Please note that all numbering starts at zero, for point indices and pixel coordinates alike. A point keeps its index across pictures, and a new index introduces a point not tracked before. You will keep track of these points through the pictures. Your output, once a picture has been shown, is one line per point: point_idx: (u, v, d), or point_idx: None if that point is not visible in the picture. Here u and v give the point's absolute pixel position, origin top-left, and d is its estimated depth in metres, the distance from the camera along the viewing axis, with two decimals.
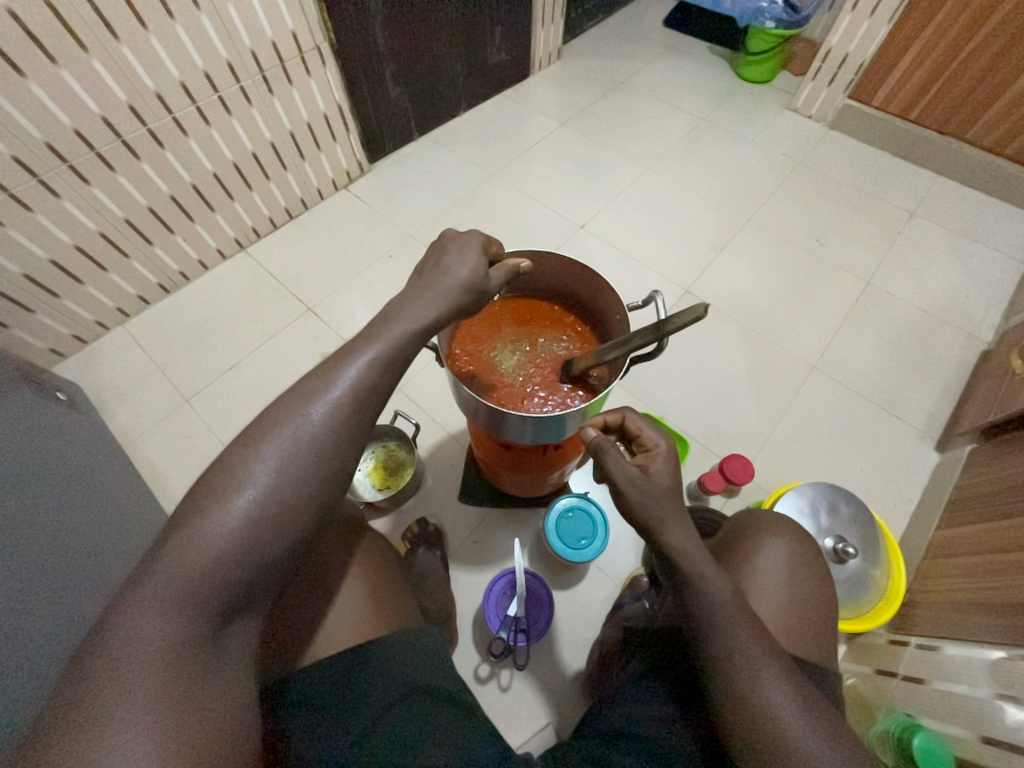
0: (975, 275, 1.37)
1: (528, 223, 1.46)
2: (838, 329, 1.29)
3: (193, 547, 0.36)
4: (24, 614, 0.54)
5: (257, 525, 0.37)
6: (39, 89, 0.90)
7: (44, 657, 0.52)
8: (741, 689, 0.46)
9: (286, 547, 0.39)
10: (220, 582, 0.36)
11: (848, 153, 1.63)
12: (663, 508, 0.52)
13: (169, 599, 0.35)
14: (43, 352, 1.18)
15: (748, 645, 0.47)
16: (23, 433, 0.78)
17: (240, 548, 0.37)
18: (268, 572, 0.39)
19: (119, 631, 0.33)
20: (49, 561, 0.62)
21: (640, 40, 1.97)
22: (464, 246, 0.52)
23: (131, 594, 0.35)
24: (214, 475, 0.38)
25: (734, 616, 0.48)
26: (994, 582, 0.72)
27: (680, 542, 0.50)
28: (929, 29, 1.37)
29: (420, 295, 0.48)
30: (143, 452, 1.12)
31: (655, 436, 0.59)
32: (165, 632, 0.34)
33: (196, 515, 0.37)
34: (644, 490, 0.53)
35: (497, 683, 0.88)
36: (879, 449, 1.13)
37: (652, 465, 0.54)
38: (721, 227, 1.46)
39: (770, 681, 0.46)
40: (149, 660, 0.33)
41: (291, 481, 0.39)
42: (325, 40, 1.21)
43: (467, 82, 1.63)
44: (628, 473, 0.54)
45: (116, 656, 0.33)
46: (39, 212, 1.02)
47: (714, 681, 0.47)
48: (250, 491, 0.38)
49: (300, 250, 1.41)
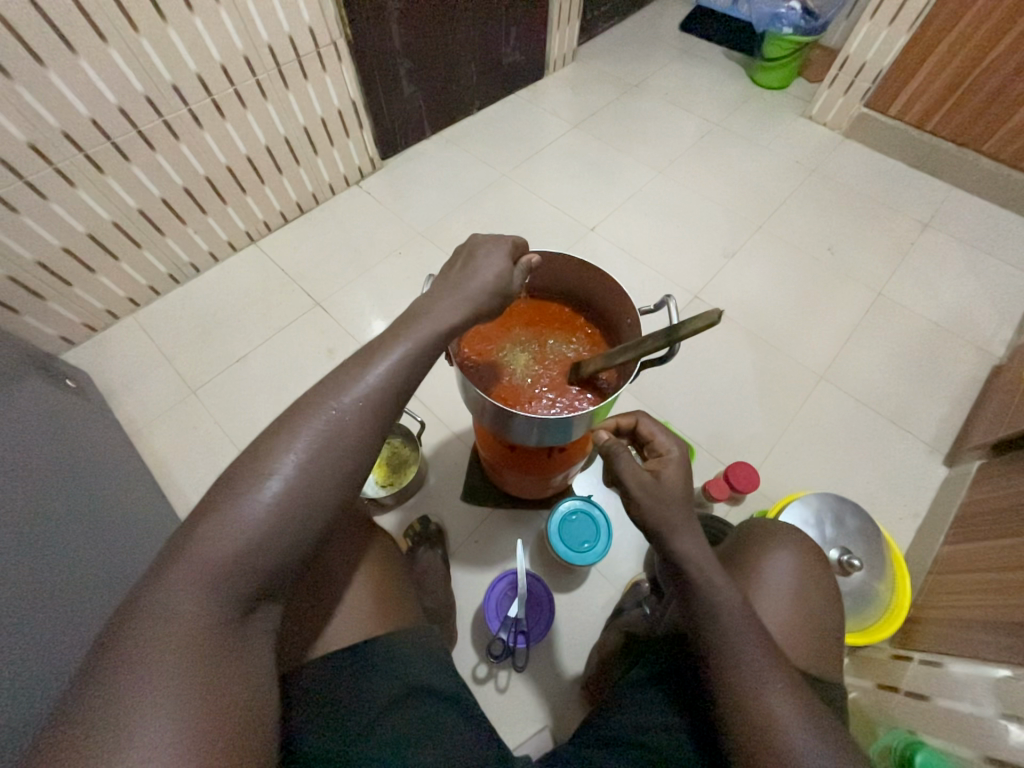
0: (988, 289, 1.36)
1: (538, 224, 1.46)
2: (848, 340, 1.28)
3: (223, 531, 0.36)
4: (40, 602, 0.54)
5: (283, 514, 0.37)
6: (57, 77, 0.90)
7: (61, 646, 0.53)
8: (748, 699, 0.45)
9: (310, 537, 0.39)
10: (249, 567, 0.36)
11: (863, 162, 1.61)
12: (675, 514, 0.52)
13: (197, 582, 0.35)
14: (53, 339, 1.19)
15: (757, 656, 0.47)
16: (32, 420, 0.78)
17: (268, 536, 0.37)
18: (292, 562, 0.39)
19: (148, 612, 0.34)
20: (62, 549, 0.62)
21: (655, 43, 1.96)
22: (487, 248, 0.52)
23: (164, 574, 0.35)
24: (240, 464, 0.39)
25: (744, 625, 0.48)
26: (1000, 600, 0.71)
27: (689, 549, 0.50)
28: (950, 38, 1.36)
29: (444, 296, 0.48)
30: (148, 441, 1.12)
31: (667, 442, 0.59)
32: (192, 616, 0.34)
33: (223, 502, 0.37)
34: (656, 495, 0.53)
35: (495, 684, 0.88)
36: (886, 461, 1.12)
37: (663, 471, 0.54)
38: (732, 234, 1.46)
39: (776, 692, 0.45)
40: (176, 642, 0.33)
41: (318, 473, 0.39)
42: (342, 37, 1.22)
43: (481, 81, 1.63)
44: (640, 477, 0.54)
45: (144, 637, 0.33)
46: (53, 201, 1.02)
47: (720, 691, 0.47)
48: (277, 481, 0.38)
49: (311, 245, 1.41)
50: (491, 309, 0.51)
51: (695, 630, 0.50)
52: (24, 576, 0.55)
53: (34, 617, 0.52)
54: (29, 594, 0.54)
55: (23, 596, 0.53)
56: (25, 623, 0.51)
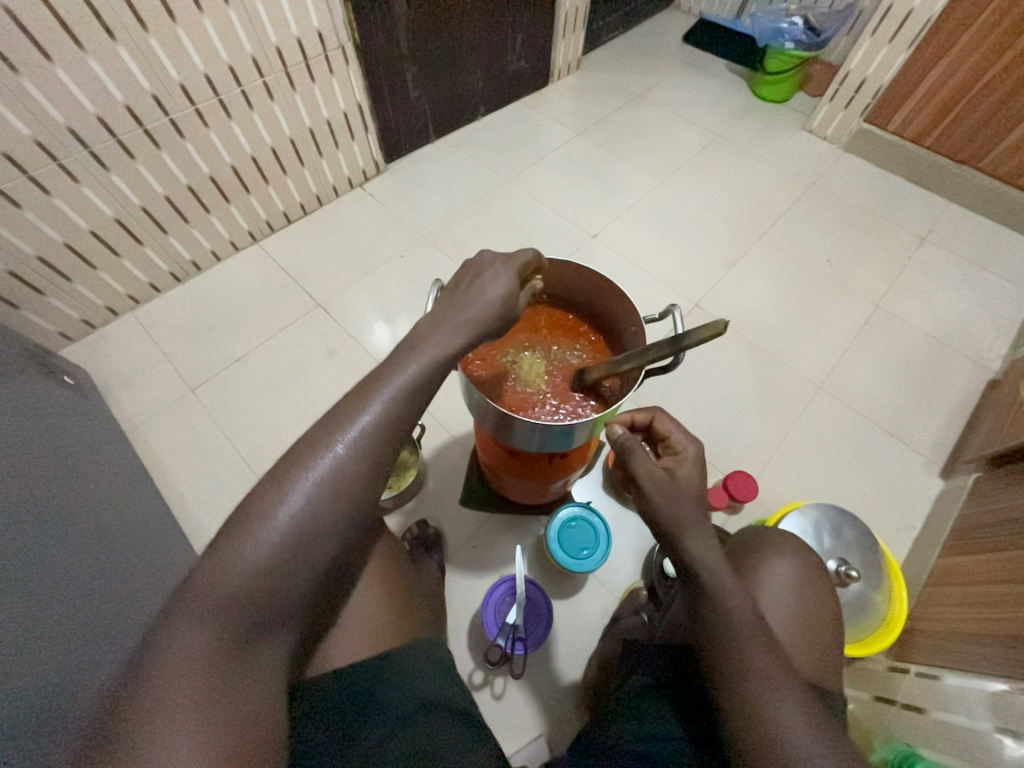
0: (985, 304, 1.37)
1: (541, 230, 1.47)
2: (846, 351, 1.29)
3: (238, 563, 0.36)
4: (68, 596, 0.56)
5: (300, 540, 0.38)
6: (63, 73, 0.90)
7: (86, 637, 0.55)
8: (754, 707, 0.45)
9: (323, 561, 0.39)
10: (265, 597, 0.37)
11: (862, 175, 1.64)
12: (686, 516, 0.52)
13: (215, 611, 0.35)
14: (51, 335, 1.18)
15: (763, 664, 0.47)
16: (30, 416, 0.77)
17: (284, 563, 0.37)
18: (307, 589, 0.39)
19: (166, 647, 0.34)
20: (68, 546, 0.63)
21: (659, 54, 1.98)
22: (496, 269, 0.52)
23: (180, 610, 0.35)
24: (254, 492, 0.39)
25: (752, 634, 0.48)
26: (994, 614, 0.71)
27: (699, 552, 0.51)
28: (950, 56, 1.38)
29: (455, 310, 0.48)
30: (146, 439, 1.12)
31: (683, 439, 0.60)
32: (210, 647, 0.34)
33: (239, 530, 0.37)
34: (669, 494, 0.54)
35: (489, 691, 0.87)
36: (883, 472, 1.13)
37: (679, 471, 0.56)
38: (733, 244, 1.47)
39: (784, 701, 0.45)
40: (196, 674, 0.33)
41: (332, 499, 0.39)
42: (350, 40, 1.22)
43: (486, 87, 1.64)
44: (653, 474, 0.55)
45: (165, 671, 0.33)
46: (57, 197, 1.02)
47: (728, 702, 0.47)
48: (291, 507, 0.38)
49: (314, 246, 1.41)
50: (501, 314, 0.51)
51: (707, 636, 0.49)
52: (19, 576, 0.52)
53: (34, 619, 0.51)
54: (28, 594, 0.52)
55: (21, 596, 0.51)
56: (27, 626, 0.49)
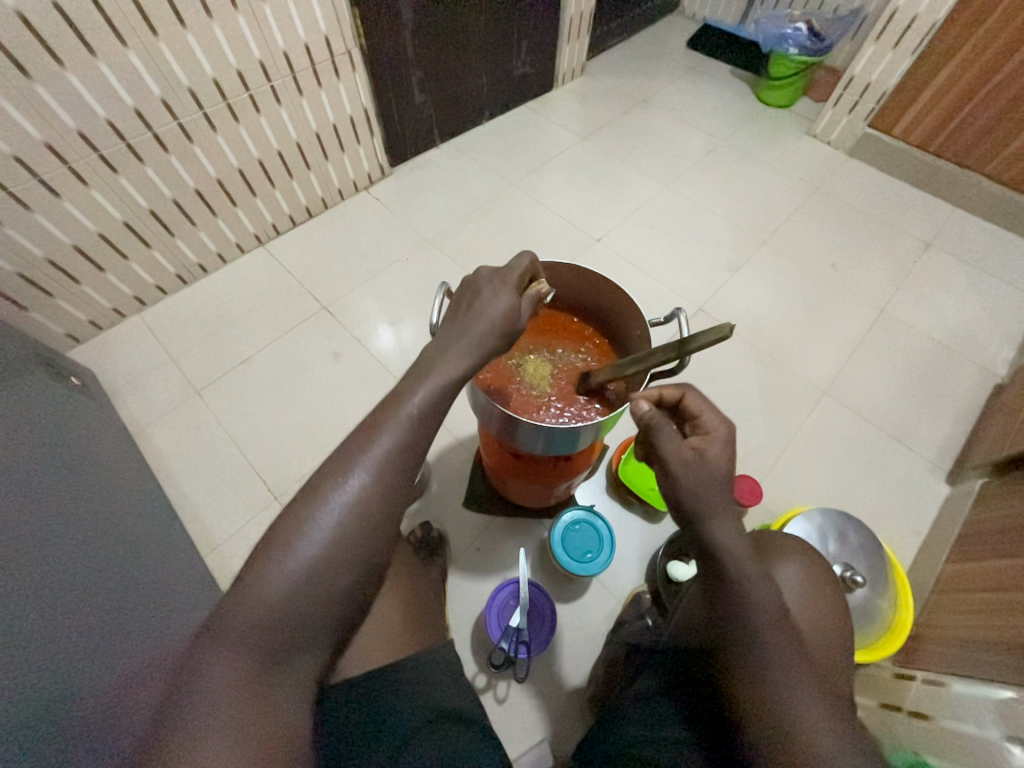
0: (990, 309, 1.37)
1: (545, 234, 1.48)
2: (850, 355, 1.29)
3: (266, 590, 0.38)
4: (73, 597, 0.56)
5: (324, 570, 0.39)
6: (75, 78, 0.91)
7: (86, 640, 0.54)
8: (769, 697, 0.44)
9: (345, 591, 0.40)
10: (291, 622, 0.38)
11: (866, 180, 1.64)
12: (713, 498, 0.49)
13: (243, 639, 0.37)
14: (59, 336, 1.19)
15: (779, 652, 0.46)
16: (38, 417, 0.78)
17: (308, 593, 0.39)
18: (331, 618, 0.40)
19: (202, 672, 0.36)
20: (76, 546, 0.63)
21: (663, 59, 1.99)
22: (494, 285, 0.51)
23: (213, 636, 0.37)
24: (281, 517, 0.40)
25: (772, 623, 0.47)
26: (1001, 621, 0.71)
27: (725, 536, 0.48)
28: (953, 62, 1.39)
29: (464, 327, 0.49)
30: (151, 440, 1.12)
31: (714, 419, 0.54)
32: (239, 674, 0.36)
33: (266, 558, 0.39)
34: (696, 476, 0.50)
35: (492, 696, 0.87)
36: (888, 477, 1.13)
37: (710, 453, 0.51)
38: (736, 248, 1.47)
39: (802, 692, 0.44)
40: (229, 698, 0.35)
41: (354, 526, 0.40)
42: (356, 46, 1.24)
43: (491, 91, 1.65)
44: (681, 455, 0.51)
45: (201, 696, 0.35)
46: (66, 199, 1.03)
47: (743, 689, 0.46)
48: (317, 535, 0.39)
49: (319, 249, 1.42)
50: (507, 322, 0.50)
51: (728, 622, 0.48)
52: (23, 574, 0.52)
53: (39, 617, 0.50)
54: (33, 591, 0.52)
55: (26, 594, 0.50)
56: (32, 624, 0.49)
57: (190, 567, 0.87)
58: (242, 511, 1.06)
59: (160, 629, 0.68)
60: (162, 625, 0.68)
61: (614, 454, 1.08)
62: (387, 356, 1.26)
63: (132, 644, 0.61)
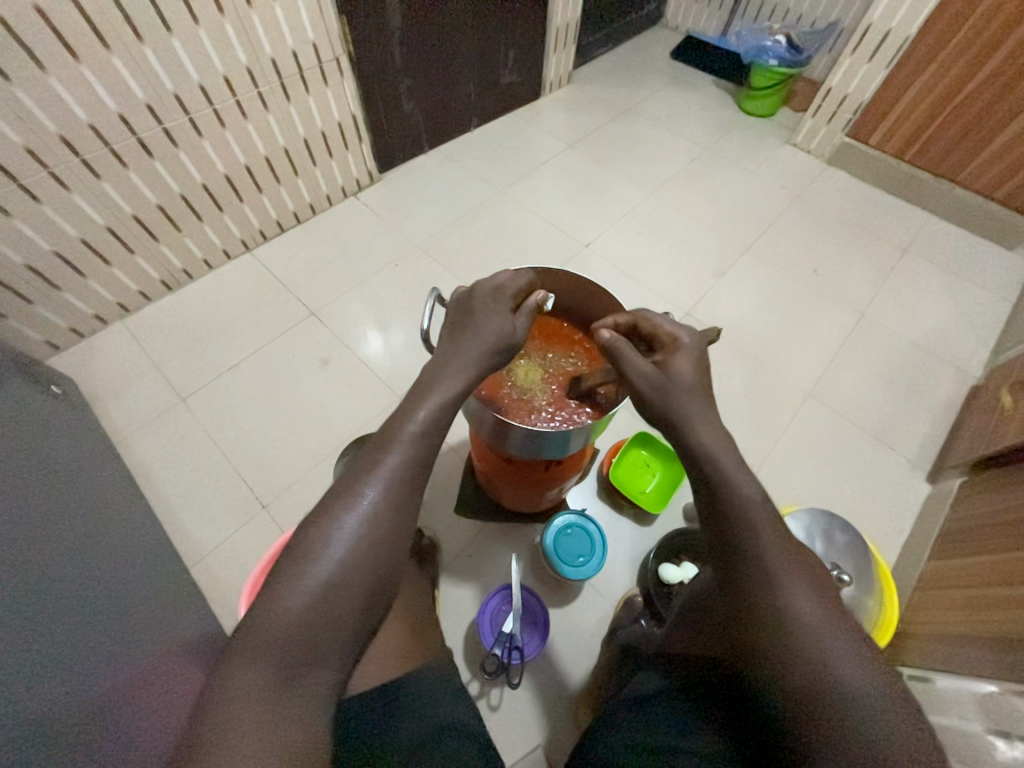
0: (966, 312, 1.41)
1: (533, 240, 1.49)
2: (833, 358, 1.32)
3: (286, 602, 0.39)
4: (58, 612, 0.55)
5: (344, 579, 0.41)
6: (57, 82, 0.90)
7: (72, 657, 0.53)
8: (775, 615, 0.41)
9: (364, 603, 0.42)
10: (313, 633, 0.39)
11: (845, 188, 1.68)
12: (684, 403, 0.51)
13: (265, 650, 0.37)
14: (38, 344, 1.16)
15: (783, 566, 0.43)
16: (16, 426, 0.76)
17: (328, 602, 0.40)
18: (351, 631, 0.41)
19: (228, 686, 0.36)
20: (60, 557, 0.62)
21: (647, 69, 2.03)
22: (490, 304, 0.55)
23: (236, 652, 0.38)
24: (300, 536, 0.42)
25: (761, 523, 0.45)
26: (982, 616, 0.73)
27: (703, 437, 0.49)
28: (926, 74, 1.44)
29: (462, 343, 0.52)
30: (134, 449, 1.10)
31: (673, 331, 0.56)
32: (261, 683, 0.36)
33: (286, 574, 0.40)
34: (662, 385, 0.52)
35: (486, 703, 0.86)
36: (871, 477, 1.15)
37: (673, 363, 0.53)
38: (722, 254, 1.50)
39: (796, 589, 0.42)
40: (254, 707, 0.35)
41: (371, 538, 0.43)
42: (344, 53, 1.24)
43: (479, 99, 1.66)
44: (644, 370, 0.53)
45: (228, 710, 0.35)
46: (47, 205, 1.01)
47: (749, 618, 0.42)
48: (338, 547, 0.41)
49: (307, 255, 1.41)
50: (502, 333, 0.54)
51: (719, 530, 0.46)
52: (7, 584, 0.50)
53: (22, 629, 0.49)
54: (16, 602, 0.50)
55: (7, 606, 0.49)
56: (16, 637, 0.48)
57: (175, 578, 0.86)
58: (228, 521, 1.04)
59: (145, 642, 0.66)
60: (146, 639, 0.67)
61: (605, 457, 1.09)
62: (377, 362, 1.25)
63: (117, 657, 0.59)
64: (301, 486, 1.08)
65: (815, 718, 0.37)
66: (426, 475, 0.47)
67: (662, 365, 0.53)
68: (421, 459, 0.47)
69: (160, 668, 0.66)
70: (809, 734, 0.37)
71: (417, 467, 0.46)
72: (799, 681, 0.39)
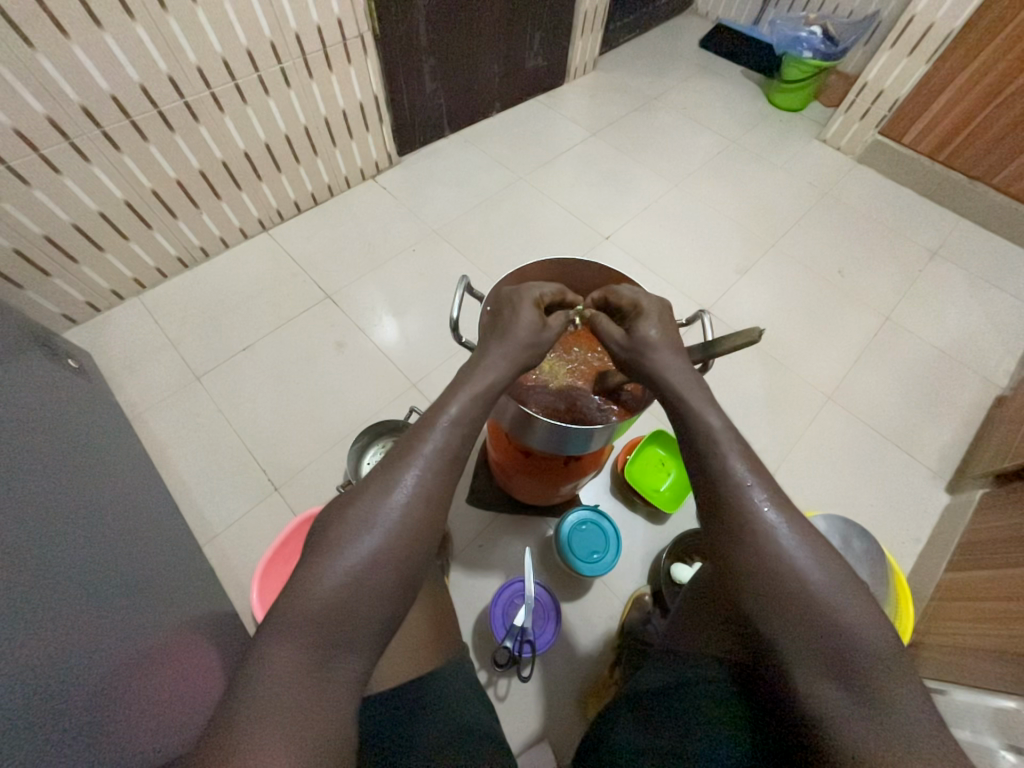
0: (993, 320, 1.38)
1: (553, 230, 1.46)
2: (854, 362, 1.29)
3: (321, 588, 0.38)
4: (79, 586, 0.56)
5: (377, 565, 0.40)
6: (80, 50, 0.88)
7: (90, 632, 0.53)
8: (742, 528, 0.43)
9: (395, 590, 0.41)
10: (345, 618, 0.38)
11: (874, 188, 1.64)
12: (665, 358, 0.52)
13: (300, 631, 0.37)
14: (55, 316, 1.16)
15: (749, 481, 0.44)
16: (37, 402, 0.76)
17: (359, 587, 0.39)
18: (380, 621, 0.40)
19: (263, 664, 0.36)
20: (80, 535, 0.62)
21: (674, 57, 1.98)
22: (519, 305, 0.55)
23: (270, 633, 0.37)
24: (333, 525, 0.42)
25: (730, 443, 0.46)
26: (999, 630, 0.72)
27: (696, 384, 0.51)
28: (965, 74, 1.39)
29: (497, 342, 0.52)
30: (148, 425, 1.10)
31: (646, 295, 0.58)
32: (296, 663, 0.36)
33: (320, 560, 0.40)
34: (633, 350, 0.54)
35: (494, 693, 0.86)
36: (889, 485, 1.13)
37: (637, 327, 0.55)
38: (745, 251, 1.47)
39: (764, 505, 0.43)
40: (287, 684, 0.35)
41: (404, 528, 0.42)
42: (369, 30, 1.21)
43: (502, 82, 1.62)
44: (615, 340, 0.56)
45: (263, 686, 0.34)
46: (67, 177, 1.00)
47: (722, 540, 0.43)
48: (375, 535, 0.41)
49: (324, 237, 1.40)
50: (534, 333, 0.53)
51: (693, 459, 0.47)
52: (18, 559, 0.50)
53: (35, 605, 0.48)
54: (24, 580, 0.49)
55: (28, 582, 0.49)
56: (32, 615, 0.47)
57: (189, 556, 0.86)
58: (241, 501, 1.04)
59: (157, 614, 0.66)
60: (163, 616, 0.67)
61: (619, 454, 1.08)
62: (392, 348, 1.24)
63: (127, 634, 0.58)
64: (313, 469, 1.08)
65: (789, 620, 0.39)
66: (456, 465, 0.46)
67: (630, 331, 0.55)
68: (453, 449, 0.46)
69: (176, 644, 0.66)
70: (785, 633, 0.39)
71: (450, 455, 0.46)
72: (773, 591, 0.40)
